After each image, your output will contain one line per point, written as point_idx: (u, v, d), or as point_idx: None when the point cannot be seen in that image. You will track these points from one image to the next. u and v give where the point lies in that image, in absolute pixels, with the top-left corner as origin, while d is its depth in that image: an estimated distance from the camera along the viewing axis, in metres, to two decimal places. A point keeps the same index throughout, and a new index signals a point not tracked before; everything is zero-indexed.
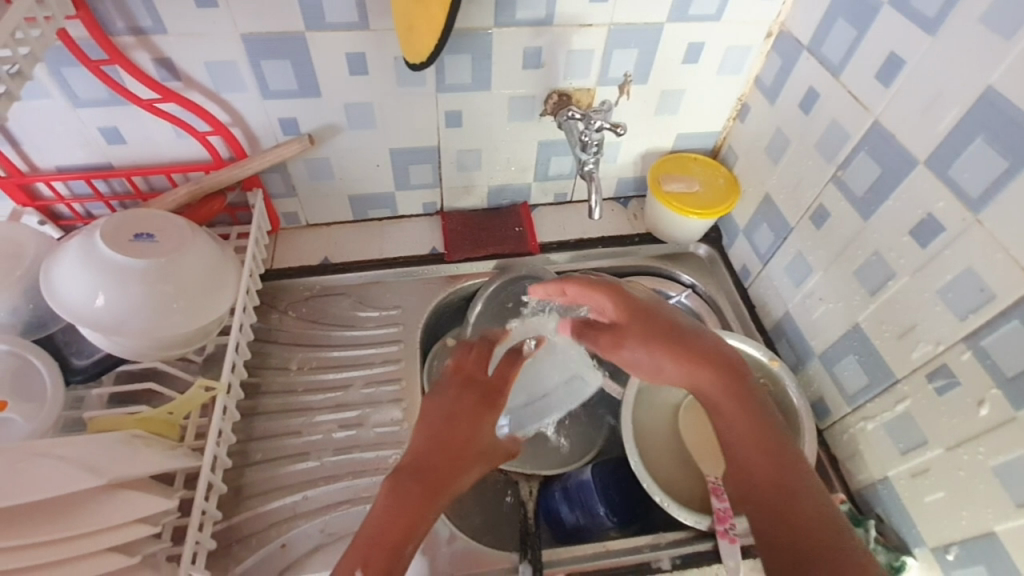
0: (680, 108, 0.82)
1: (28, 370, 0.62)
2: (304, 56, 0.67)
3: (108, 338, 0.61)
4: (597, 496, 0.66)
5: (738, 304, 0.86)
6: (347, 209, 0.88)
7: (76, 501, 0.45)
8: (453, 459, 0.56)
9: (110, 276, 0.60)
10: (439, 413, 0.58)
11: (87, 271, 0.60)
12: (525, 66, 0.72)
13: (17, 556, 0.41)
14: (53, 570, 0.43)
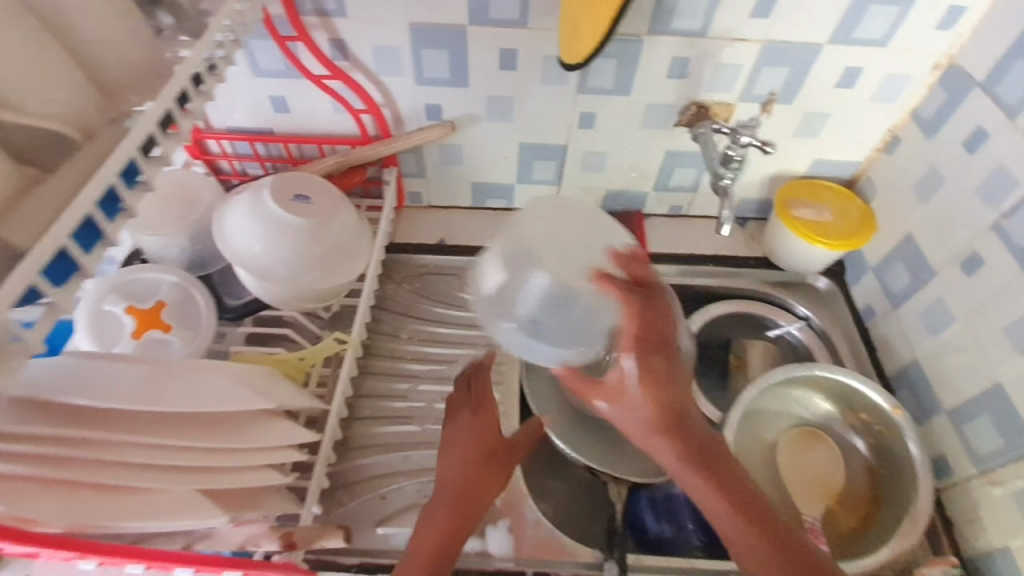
0: (822, 133, 0.79)
1: (189, 301, 0.69)
2: (461, 47, 0.71)
3: (259, 283, 0.68)
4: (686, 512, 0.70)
5: (855, 343, 0.83)
6: (467, 195, 0.93)
7: (241, 418, 0.51)
8: (477, 477, 0.59)
9: (273, 233, 0.67)
10: (452, 444, 0.61)
11: (255, 226, 0.67)
12: (669, 75, 0.72)
13: (199, 456, 0.47)
14: (223, 475, 0.48)
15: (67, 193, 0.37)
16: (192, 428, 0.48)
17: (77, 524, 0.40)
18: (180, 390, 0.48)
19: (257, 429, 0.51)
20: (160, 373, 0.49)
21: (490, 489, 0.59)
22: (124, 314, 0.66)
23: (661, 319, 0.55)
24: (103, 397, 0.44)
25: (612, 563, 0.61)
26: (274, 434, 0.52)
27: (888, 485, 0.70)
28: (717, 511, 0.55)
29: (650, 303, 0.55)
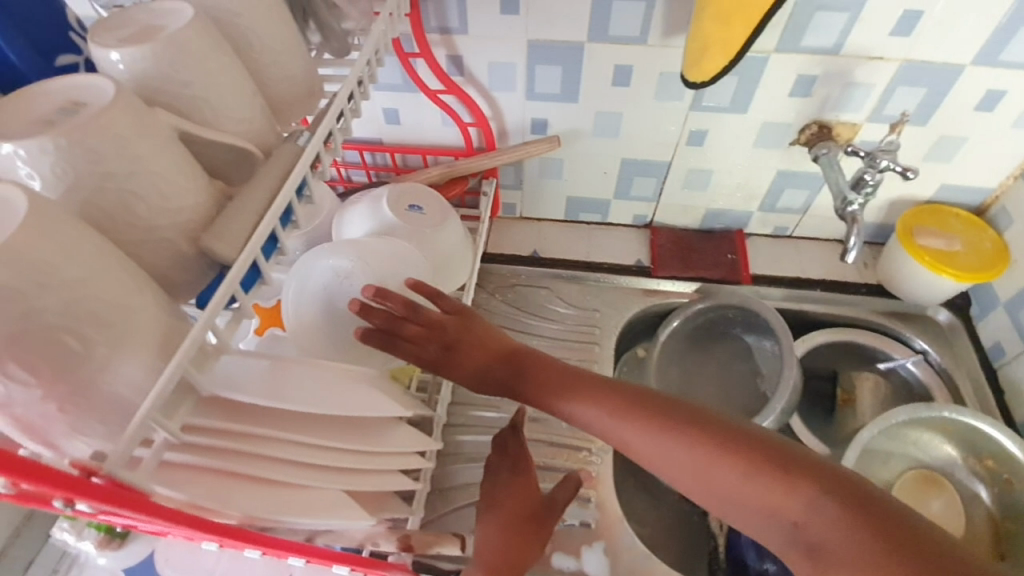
0: (955, 157, 0.73)
1: None
2: (576, 63, 0.71)
3: None
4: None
5: (982, 386, 0.76)
6: (561, 208, 0.93)
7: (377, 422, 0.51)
8: (517, 540, 0.57)
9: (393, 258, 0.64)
10: (498, 507, 0.58)
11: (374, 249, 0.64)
12: (791, 93, 0.70)
13: (346, 456, 0.47)
14: (361, 474, 0.49)
15: (255, 202, 0.42)
16: (326, 429, 0.46)
17: (250, 517, 0.42)
18: (313, 390, 0.45)
19: (382, 432, 0.51)
20: (283, 366, 0.45)
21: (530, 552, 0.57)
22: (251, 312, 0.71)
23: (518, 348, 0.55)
24: (247, 394, 0.41)
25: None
26: (399, 436, 0.52)
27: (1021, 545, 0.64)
28: (744, 490, 0.41)
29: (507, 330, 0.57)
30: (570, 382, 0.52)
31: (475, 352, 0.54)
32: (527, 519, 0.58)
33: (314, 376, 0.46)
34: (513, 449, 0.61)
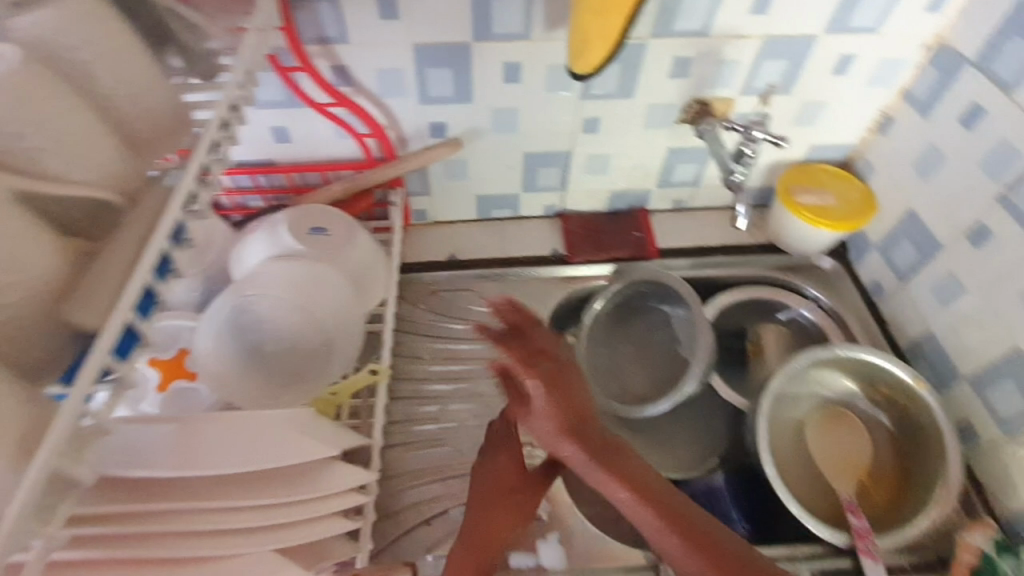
0: (819, 120, 0.81)
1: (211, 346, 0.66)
2: (465, 64, 0.71)
3: None
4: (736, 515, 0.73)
5: (867, 320, 0.85)
6: (473, 208, 0.93)
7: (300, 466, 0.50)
8: (503, 510, 0.62)
9: (313, 283, 0.63)
10: (485, 486, 0.63)
11: (291, 276, 0.62)
12: (671, 75, 0.74)
13: (267, 511, 0.45)
14: (290, 527, 0.47)
15: (127, 262, 0.40)
16: (239, 485, 0.46)
17: None
18: (222, 449, 0.46)
19: (310, 476, 0.49)
20: (194, 428, 0.47)
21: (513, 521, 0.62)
22: (147, 367, 0.63)
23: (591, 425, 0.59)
24: (145, 466, 0.42)
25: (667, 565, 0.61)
26: (328, 477, 0.51)
27: (915, 457, 0.70)
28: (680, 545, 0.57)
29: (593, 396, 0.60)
30: (592, 445, 0.59)
31: (580, 428, 0.58)
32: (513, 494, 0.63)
33: (230, 433, 0.47)
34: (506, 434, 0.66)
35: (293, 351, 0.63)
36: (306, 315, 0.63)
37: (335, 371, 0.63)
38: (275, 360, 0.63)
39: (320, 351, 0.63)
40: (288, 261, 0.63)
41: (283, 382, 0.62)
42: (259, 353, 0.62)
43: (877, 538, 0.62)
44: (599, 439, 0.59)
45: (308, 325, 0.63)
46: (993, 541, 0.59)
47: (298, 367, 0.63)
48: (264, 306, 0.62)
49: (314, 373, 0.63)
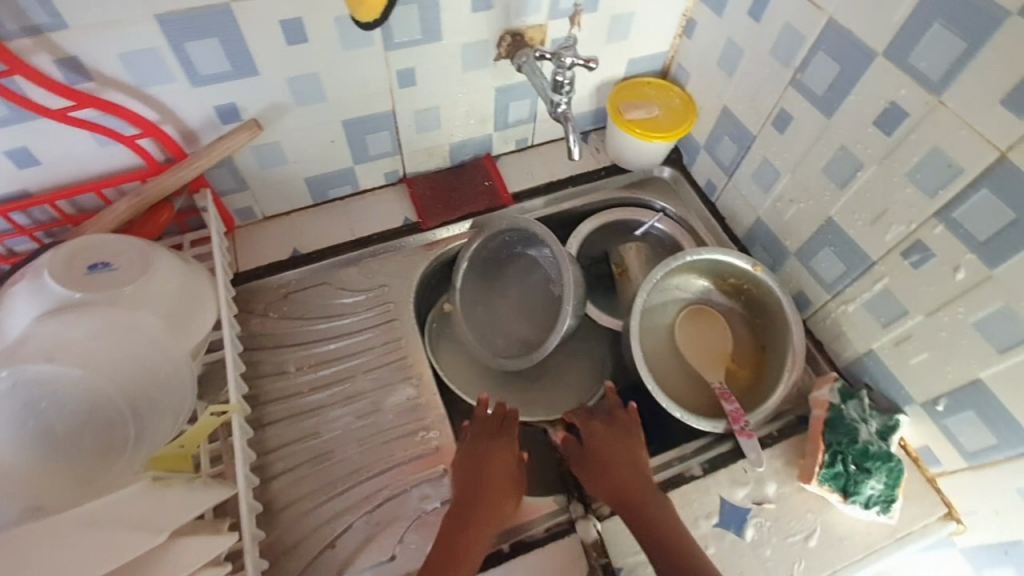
0: (629, 33, 0.80)
1: None
2: (233, 32, 0.60)
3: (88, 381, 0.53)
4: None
5: (708, 220, 0.90)
6: (304, 193, 0.83)
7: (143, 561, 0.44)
8: (504, 487, 0.61)
9: (108, 337, 0.53)
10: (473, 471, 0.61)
11: (75, 336, 0.52)
12: (474, 8, 0.68)
13: None
14: None
15: None
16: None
17: None
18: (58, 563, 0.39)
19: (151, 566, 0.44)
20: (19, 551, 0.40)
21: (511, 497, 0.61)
22: None
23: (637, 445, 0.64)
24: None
25: (576, 505, 0.63)
26: (180, 558, 0.46)
27: (769, 333, 0.77)
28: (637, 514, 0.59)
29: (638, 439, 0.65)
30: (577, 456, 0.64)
31: (592, 451, 0.64)
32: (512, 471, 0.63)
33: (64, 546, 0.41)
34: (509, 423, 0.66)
35: (96, 426, 0.51)
36: (104, 379, 0.51)
37: (162, 431, 0.54)
38: (75, 441, 0.50)
39: (135, 418, 0.52)
40: (66, 319, 0.52)
41: (89, 468, 0.49)
42: (52, 435, 0.49)
43: (750, 419, 0.68)
44: (620, 458, 0.62)
45: (109, 390, 0.51)
46: (837, 390, 0.67)
47: (108, 444, 0.51)
48: (43, 379, 0.49)
49: (131, 446, 0.52)
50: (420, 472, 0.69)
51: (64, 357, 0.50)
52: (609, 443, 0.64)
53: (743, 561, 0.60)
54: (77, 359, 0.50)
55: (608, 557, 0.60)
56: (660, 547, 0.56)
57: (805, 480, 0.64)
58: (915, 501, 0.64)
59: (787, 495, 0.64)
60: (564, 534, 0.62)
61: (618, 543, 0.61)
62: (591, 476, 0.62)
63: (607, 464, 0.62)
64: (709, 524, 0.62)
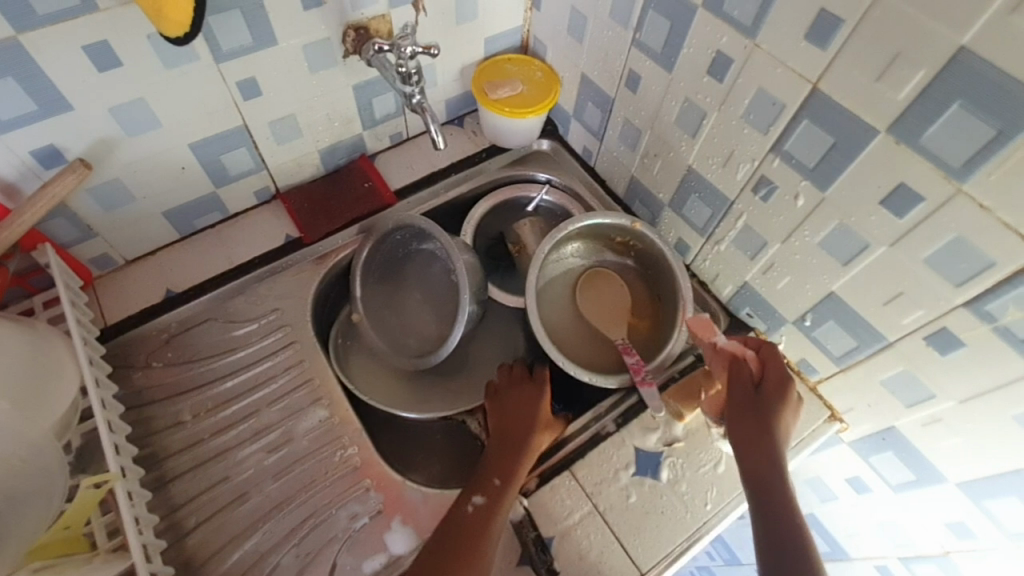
0: (478, 12, 0.80)
1: None
2: (28, 66, 0.53)
3: None
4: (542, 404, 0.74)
5: (591, 183, 0.92)
6: (167, 228, 0.77)
7: None
8: (522, 448, 0.63)
9: None
10: (496, 435, 0.65)
11: None
12: (304, 7, 0.65)
13: None
14: None
15: None
16: None
17: None
18: None
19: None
20: None
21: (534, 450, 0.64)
22: None
23: (780, 405, 0.59)
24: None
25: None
26: None
27: (660, 281, 0.81)
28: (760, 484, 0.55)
29: (782, 401, 0.59)
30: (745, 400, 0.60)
31: (765, 401, 0.59)
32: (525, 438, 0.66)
33: None
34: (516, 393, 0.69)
35: None
36: None
37: (34, 518, 0.49)
38: None
39: None
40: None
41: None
42: None
43: (649, 367, 0.71)
44: (777, 413, 0.59)
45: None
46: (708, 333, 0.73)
47: None
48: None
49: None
50: (344, 491, 0.68)
51: None
52: (759, 395, 0.60)
53: (663, 501, 0.64)
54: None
55: (538, 530, 0.62)
56: (765, 524, 0.52)
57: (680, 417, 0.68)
58: (803, 410, 0.71)
59: (694, 431, 0.68)
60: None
61: (546, 513, 0.63)
62: (740, 427, 0.59)
63: (764, 416, 0.58)
64: (629, 474, 0.66)
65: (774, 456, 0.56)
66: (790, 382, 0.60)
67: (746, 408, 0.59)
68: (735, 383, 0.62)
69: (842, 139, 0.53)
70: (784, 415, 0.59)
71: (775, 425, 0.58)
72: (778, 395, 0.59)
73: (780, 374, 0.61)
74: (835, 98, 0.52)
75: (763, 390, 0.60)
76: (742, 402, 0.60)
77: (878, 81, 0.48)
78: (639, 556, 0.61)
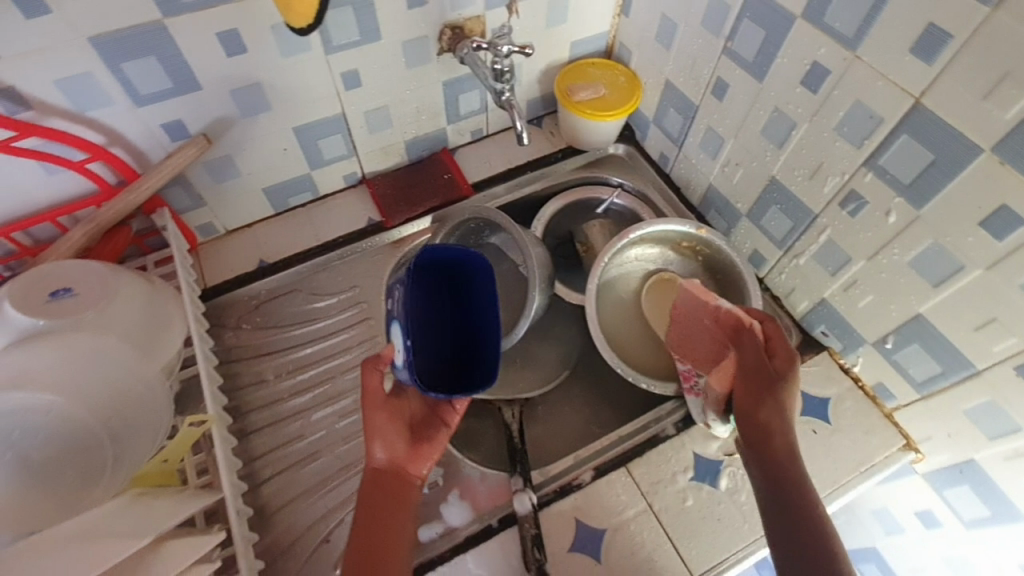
0: (568, 15, 0.82)
1: None
2: (168, 48, 0.60)
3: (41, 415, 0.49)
4: (405, 321, 0.55)
5: (665, 189, 0.92)
6: (265, 204, 0.83)
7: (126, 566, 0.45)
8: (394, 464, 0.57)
9: (71, 365, 0.52)
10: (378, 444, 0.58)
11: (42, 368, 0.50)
12: (410, 5, 0.69)
13: None
14: None
15: None
16: None
17: None
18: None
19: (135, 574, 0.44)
20: None
21: (376, 448, 0.57)
22: None
23: (789, 381, 0.58)
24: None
25: (517, 479, 0.65)
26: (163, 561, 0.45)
27: (730, 290, 0.80)
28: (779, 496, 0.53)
29: (792, 377, 0.58)
30: (756, 378, 0.59)
31: (777, 373, 0.59)
32: (406, 432, 0.59)
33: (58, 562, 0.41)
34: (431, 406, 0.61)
35: (72, 453, 0.50)
36: (78, 409, 0.51)
37: (139, 454, 0.53)
38: (54, 471, 0.49)
39: (114, 442, 0.52)
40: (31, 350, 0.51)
41: (68, 494, 0.49)
42: (28, 465, 0.48)
43: None
44: (787, 390, 0.58)
45: (87, 413, 0.51)
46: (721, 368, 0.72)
47: (86, 468, 0.50)
48: (7, 407, 0.48)
49: (109, 469, 0.51)
50: None
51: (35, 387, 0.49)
52: (767, 377, 0.59)
53: (721, 508, 0.64)
54: (50, 389, 0.50)
55: (539, 529, 0.62)
56: (788, 534, 0.50)
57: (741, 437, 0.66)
58: (876, 435, 0.68)
59: None
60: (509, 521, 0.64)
61: (600, 506, 0.64)
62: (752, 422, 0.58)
63: (773, 400, 0.57)
64: (686, 478, 0.65)
65: (790, 454, 0.55)
66: (796, 356, 0.59)
67: (759, 390, 0.59)
68: (746, 358, 0.61)
69: (944, 156, 0.51)
70: (791, 395, 0.58)
71: (785, 403, 0.57)
72: (788, 368, 0.59)
73: (786, 350, 0.60)
74: (939, 115, 0.50)
75: (772, 364, 0.59)
76: (753, 380, 0.60)
77: (987, 98, 0.47)
78: (692, 559, 0.61)
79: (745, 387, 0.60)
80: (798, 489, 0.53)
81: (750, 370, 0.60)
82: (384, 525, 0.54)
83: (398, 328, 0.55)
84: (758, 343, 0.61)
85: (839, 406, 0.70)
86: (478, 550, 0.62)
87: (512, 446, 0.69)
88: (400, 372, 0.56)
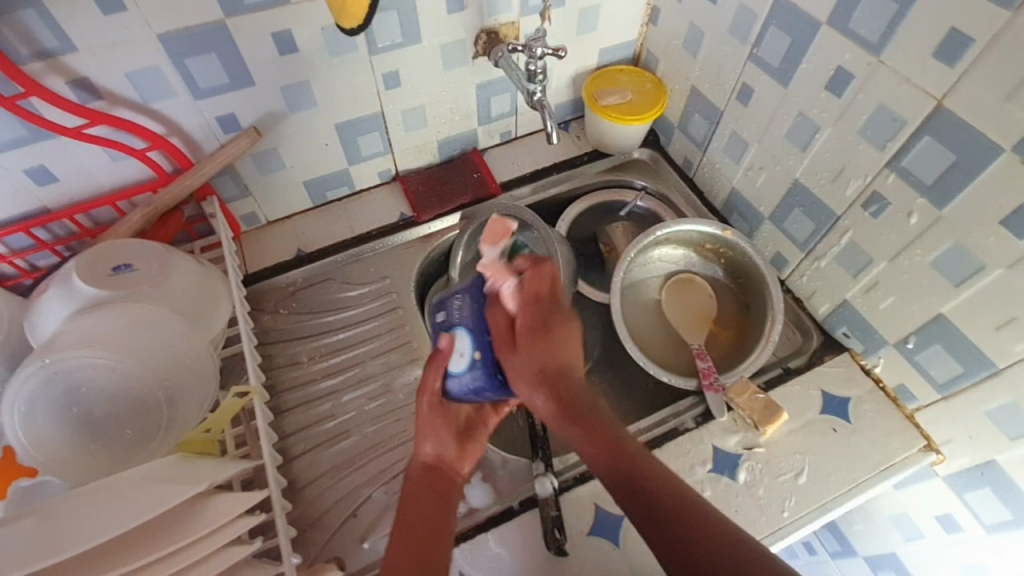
0: (598, 23, 0.86)
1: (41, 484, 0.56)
2: (228, 45, 0.65)
3: (110, 377, 0.55)
4: (479, 326, 0.59)
5: (689, 194, 0.94)
6: (304, 197, 0.88)
7: (179, 516, 0.48)
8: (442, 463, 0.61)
9: (134, 334, 0.57)
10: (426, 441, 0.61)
11: (109, 335, 0.56)
12: (449, 10, 0.74)
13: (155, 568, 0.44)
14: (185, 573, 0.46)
15: None
16: (137, 541, 0.46)
17: None
18: (102, 524, 0.44)
19: (186, 521, 0.48)
20: (52, 529, 0.44)
21: (425, 444, 0.61)
22: None
23: (558, 321, 0.56)
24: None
25: (539, 463, 0.67)
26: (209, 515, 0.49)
27: (751, 292, 0.81)
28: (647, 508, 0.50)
29: (559, 313, 0.56)
30: (527, 328, 0.55)
31: (551, 318, 0.56)
32: (454, 435, 0.62)
33: (117, 511, 0.45)
34: (476, 410, 0.64)
35: (130, 411, 0.55)
36: (137, 375, 0.56)
37: (189, 416, 0.57)
38: (115, 427, 0.55)
39: (169, 406, 0.57)
40: (101, 318, 0.56)
41: (125, 446, 0.55)
42: (91, 419, 0.55)
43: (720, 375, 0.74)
44: (558, 332, 0.55)
45: (144, 379, 0.56)
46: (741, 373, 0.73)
47: (142, 429, 0.55)
48: (76, 366, 0.54)
49: (162, 429, 0.56)
50: None
51: (103, 350, 0.55)
52: (546, 340, 0.55)
53: (738, 500, 0.65)
54: (115, 354, 0.55)
55: (559, 511, 0.64)
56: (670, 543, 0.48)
57: (761, 431, 0.69)
58: (896, 436, 0.68)
59: (775, 439, 0.69)
60: (530, 505, 0.66)
61: None
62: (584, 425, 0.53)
63: (552, 352, 0.54)
64: (705, 470, 0.67)
65: (621, 448, 0.53)
66: (558, 282, 0.58)
67: (540, 330, 0.55)
68: (527, 307, 0.56)
69: (966, 156, 0.53)
70: (568, 334, 0.56)
71: (559, 337, 0.55)
72: (555, 309, 0.56)
73: (548, 293, 0.57)
74: (962, 116, 0.52)
75: (523, 322, 0.56)
76: (524, 338, 0.55)
77: (1008, 100, 0.48)
78: None
79: (529, 338, 0.55)
80: (664, 492, 0.51)
81: (534, 311, 0.56)
82: (429, 515, 0.56)
83: (465, 333, 0.59)
84: (541, 292, 0.57)
85: (859, 407, 0.71)
86: (499, 530, 0.64)
87: (532, 433, 0.70)
88: (454, 378, 0.59)
